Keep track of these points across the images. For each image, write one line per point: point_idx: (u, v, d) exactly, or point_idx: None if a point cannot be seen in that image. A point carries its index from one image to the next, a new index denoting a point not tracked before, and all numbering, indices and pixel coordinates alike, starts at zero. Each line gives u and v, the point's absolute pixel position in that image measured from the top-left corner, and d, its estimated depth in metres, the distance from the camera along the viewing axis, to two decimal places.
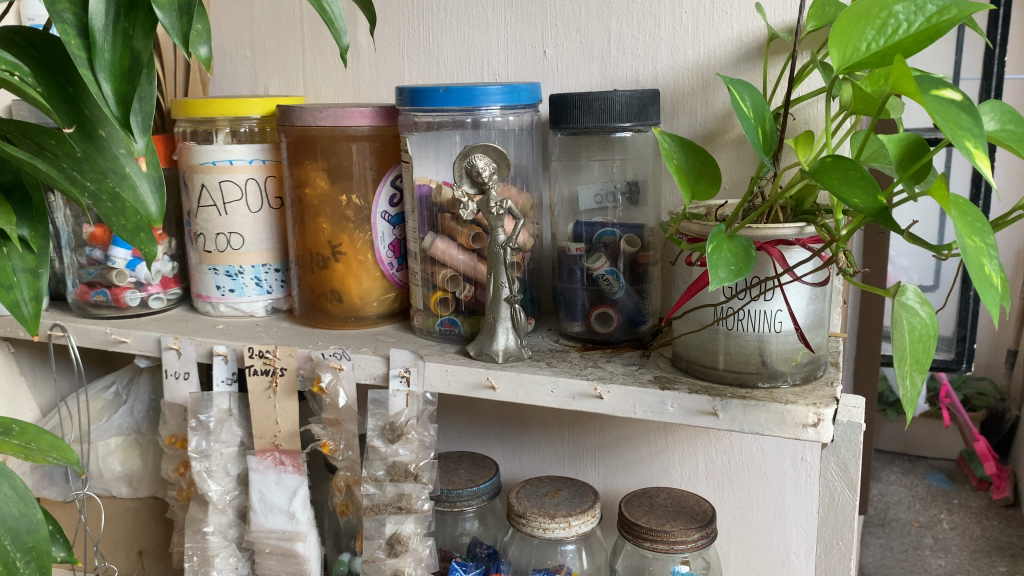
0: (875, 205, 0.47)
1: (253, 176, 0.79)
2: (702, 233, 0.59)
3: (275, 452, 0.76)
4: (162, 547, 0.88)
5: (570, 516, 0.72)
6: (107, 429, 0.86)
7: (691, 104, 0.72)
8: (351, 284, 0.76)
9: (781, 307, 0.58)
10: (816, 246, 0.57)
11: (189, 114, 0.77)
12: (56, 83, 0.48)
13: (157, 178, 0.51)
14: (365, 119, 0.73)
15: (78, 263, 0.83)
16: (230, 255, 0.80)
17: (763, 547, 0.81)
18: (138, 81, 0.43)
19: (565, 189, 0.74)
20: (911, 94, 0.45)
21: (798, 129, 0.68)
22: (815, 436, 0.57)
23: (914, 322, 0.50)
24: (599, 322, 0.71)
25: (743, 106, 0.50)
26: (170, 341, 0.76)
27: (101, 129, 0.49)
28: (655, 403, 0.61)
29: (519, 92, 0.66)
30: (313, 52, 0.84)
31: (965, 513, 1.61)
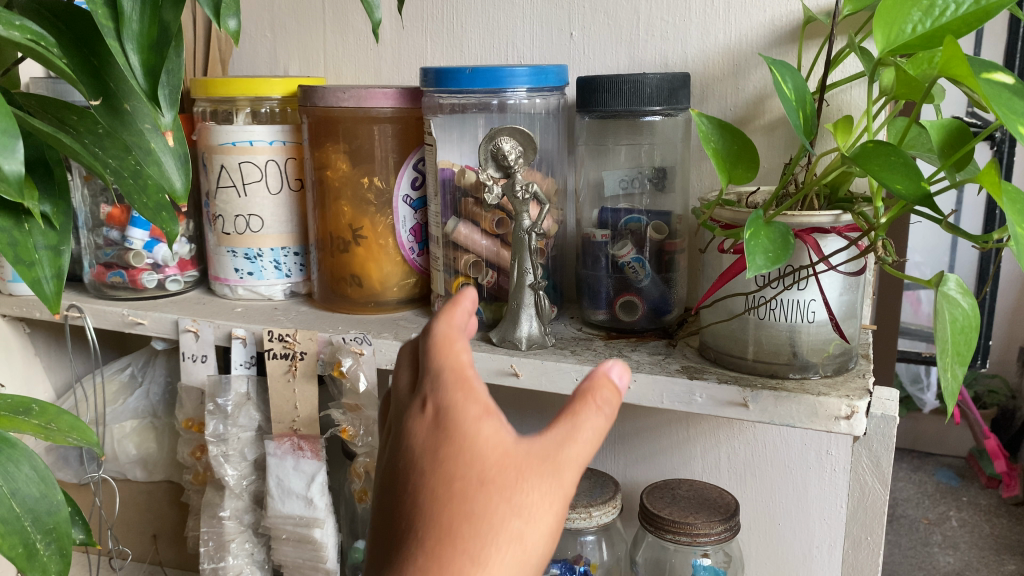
0: (918, 191, 0.45)
1: (273, 157, 0.78)
2: (735, 220, 0.57)
3: (294, 437, 0.75)
4: (176, 532, 0.88)
5: (591, 507, 0.71)
6: (123, 412, 0.86)
7: (720, 89, 0.70)
8: (371, 269, 0.75)
9: (814, 296, 0.56)
10: (852, 234, 0.55)
11: (209, 94, 0.75)
12: (81, 56, 0.47)
13: (183, 154, 0.50)
14: (388, 101, 0.71)
15: (95, 244, 0.82)
16: (249, 238, 0.79)
17: (785, 540, 0.79)
18: (166, 54, 0.43)
19: (591, 174, 0.72)
20: (961, 77, 0.44)
21: (831, 116, 0.66)
22: (848, 429, 0.55)
23: (956, 312, 0.48)
24: (624, 310, 0.69)
25: (784, 88, 0.49)
26: (188, 324, 0.75)
27: (126, 103, 0.48)
28: (683, 393, 0.60)
29: (546, 74, 0.65)
30: (334, 33, 0.83)
31: (975, 511, 1.59)
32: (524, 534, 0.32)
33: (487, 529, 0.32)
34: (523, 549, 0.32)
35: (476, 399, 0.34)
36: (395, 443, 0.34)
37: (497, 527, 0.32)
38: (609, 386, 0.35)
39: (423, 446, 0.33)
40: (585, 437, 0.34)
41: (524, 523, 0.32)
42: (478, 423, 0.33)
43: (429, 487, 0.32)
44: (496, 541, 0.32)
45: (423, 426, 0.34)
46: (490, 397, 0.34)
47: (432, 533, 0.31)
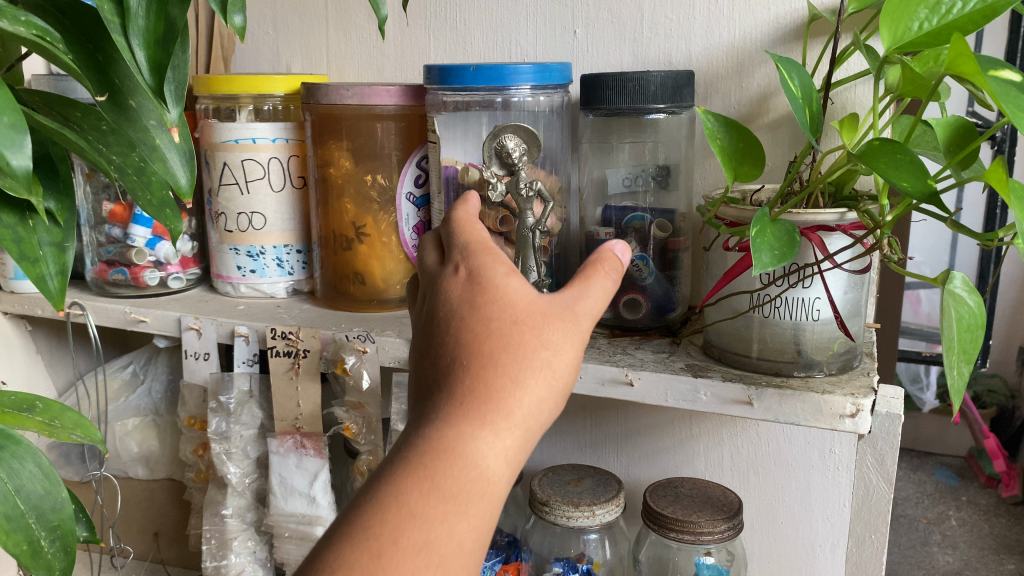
0: (925, 188, 0.45)
1: (276, 154, 0.78)
2: (740, 217, 0.57)
3: (296, 435, 0.75)
4: (178, 530, 0.88)
5: (595, 505, 0.71)
6: (125, 409, 0.85)
7: (724, 87, 0.70)
8: (374, 267, 0.75)
9: (819, 294, 0.56)
10: (857, 232, 0.55)
11: (212, 91, 0.75)
12: (86, 51, 0.46)
13: (187, 150, 0.50)
14: (392, 98, 0.71)
15: (97, 242, 0.82)
16: (251, 235, 0.79)
17: (788, 539, 0.79)
18: (172, 50, 0.43)
19: (595, 171, 0.72)
20: (968, 74, 0.44)
21: (836, 114, 0.66)
22: (853, 427, 0.55)
23: (962, 310, 0.48)
24: (628, 308, 0.69)
25: (791, 85, 0.49)
26: (191, 321, 0.75)
27: (131, 99, 0.48)
28: (687, 391, 0.60)
29: (550, 72, 0.65)
30: (337, 31, 0.83)
31: (974, 510, 1.59)
32: (550, 362, 0.41)
33: (521, 356, 0.41)
34: (551, 371, 0.41)
35: (502, 263, 0.44)
36: (434, 302, 0.44)
37: (532, 349, 0.41)
38: (613, 258, 0.47)
39: (463, 298, 0.43)
40: (596, 292, 0.45)
41: (550, 353, 0.41)
42: (507, 279, 0.43)
43: (472, 323, 0.42)
44: (532, 361, 0.41)
45: (459, 286, 0.44)
46: (509, 262, 0.45)
47: (479, 356, 0.41)
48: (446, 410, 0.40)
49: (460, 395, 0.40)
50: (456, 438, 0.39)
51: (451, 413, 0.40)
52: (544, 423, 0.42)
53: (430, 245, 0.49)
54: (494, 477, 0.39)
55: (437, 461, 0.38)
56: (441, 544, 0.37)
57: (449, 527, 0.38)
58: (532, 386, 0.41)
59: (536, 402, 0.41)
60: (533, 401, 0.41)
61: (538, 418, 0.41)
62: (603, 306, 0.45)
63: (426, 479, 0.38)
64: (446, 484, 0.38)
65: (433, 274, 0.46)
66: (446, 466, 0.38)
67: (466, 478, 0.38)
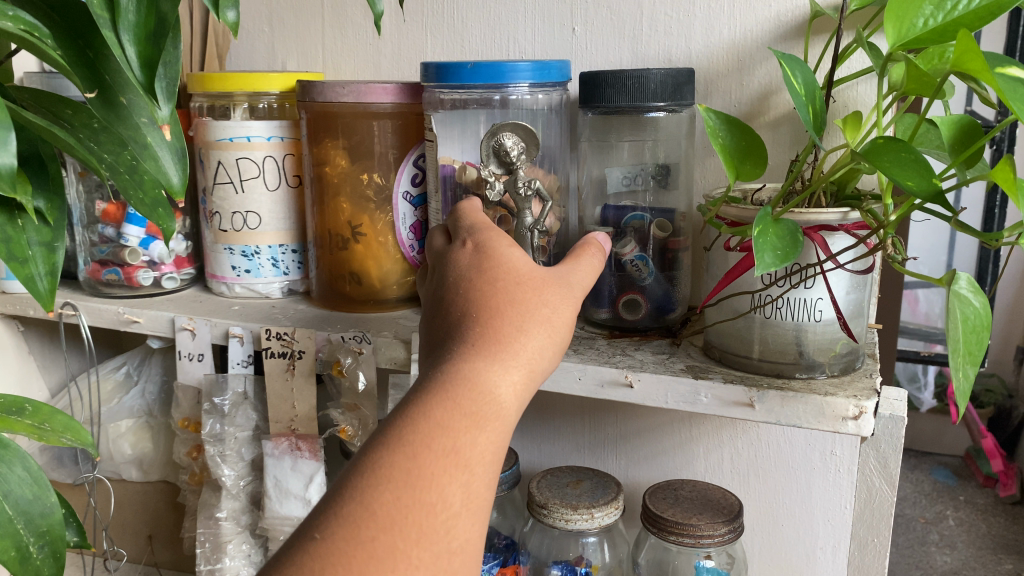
0: (931, 188, 0.45)
1: (271, 153, 0.76)
2: (741, 217, 0.56)
3: (292, 437, 0.74)
4: (172, 533, 0.87)
5: (594, 508, 0.70)
6: (118, 411, 0.84)
7: (725, 85, 0.69)
8: (370, 266, 0.74)
9: (822, 295, 0.55)
10: (860, 232, 0.54)
11: (207, 89, 0.75)
12: (76, 47, 0.45)
13: (179, 148, 0.49)
14: (388, 96, 0.70)
15: (90, 241, 0.80)
16: (246, 235, 0.78)
17: (789, 542, 0.79)
18: (163, 45, 0.42)
19: (594, 170, 0.72)
20: (975, 71, 0.43)
21: (838, 113, 0.65)
22: (855, 429, 0.55)
23: (967, 312, 0.48)
24: (627, 309, 0.69)
25: (794, 82, 0.48)
26: (185, 322, 0.74)
27: (123, 97, 0.46)
28: (688, 392, 0.59)
29: (549, 70, 0.64)
30: (333, 28, 0.82)
31: (972, 510, 1.59)
32: (550, 316, 0.46)
33: (525, 306, 0.45)
34: (552, 321, 0.46)
35: (504, 239, 0.50)
36: (444, 272, 0.50)
37: (535, 300, 0.46)
38: (596, 245, 0.54)
39: (471, 264, 0.48)
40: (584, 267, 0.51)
41: (550, 310, 0.46)
42: (510, 249, 0.49)
43: (480, 280, 0.47)
44: (536, 309, 0.46)
45: (467, 256, 0.49)
46: (511, 239, 0.51)
47: (489, 303, 0.45)
48: (462, 347, 0.44)
49: (474, 334, 0.44)
50: (473, 369, 0.42)
51: (467, 348, 0.44)
52: (547, 368, 0.45)
53: (438, 233, 0.56)
54: (507, 406, 0.42)
55: (457, 386, 0.42)
56: (465, 456, 0.40)
57: (470, 443, 0.40)
58: (535, 334, 0.45)
59: (541, 346, 0.45)
60: (537, 344, 0.45)
61: (541, 362, 0.45)
62: (591, 282, 0.51)
63: (448, 400, 0.41)
64: (466, 405, 0.41)
65: (442, 253, 0.52)
66: (466, 389, 0.42)
67: (482, 402, 0.42)
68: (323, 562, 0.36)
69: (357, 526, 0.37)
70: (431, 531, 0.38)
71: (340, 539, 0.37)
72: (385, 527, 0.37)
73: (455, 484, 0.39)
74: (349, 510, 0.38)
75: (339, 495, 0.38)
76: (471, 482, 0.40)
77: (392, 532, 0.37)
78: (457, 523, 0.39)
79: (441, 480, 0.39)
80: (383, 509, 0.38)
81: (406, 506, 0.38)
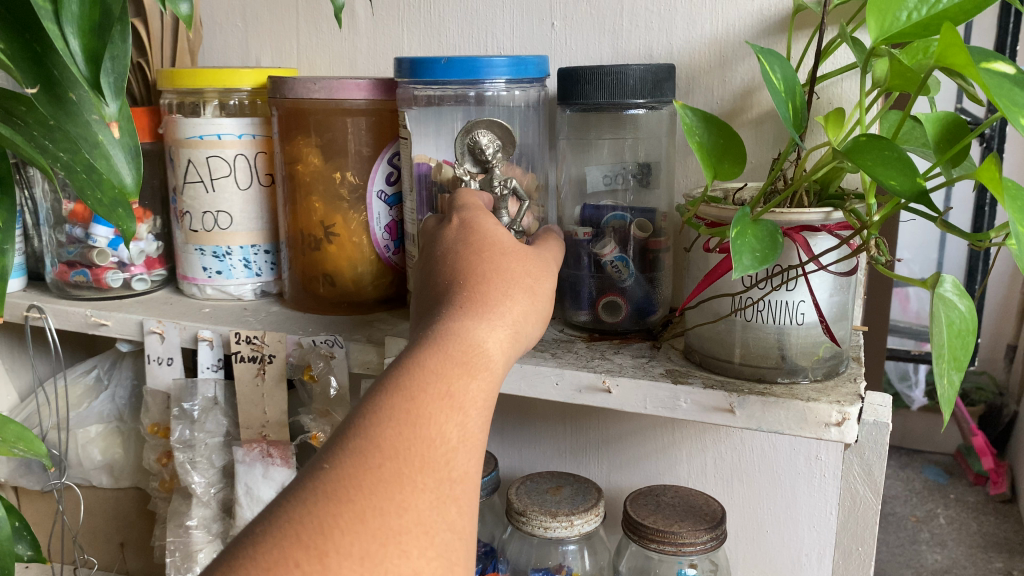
0: (914, 187, 0.43)
1: (242, 151, 0.74)
2: (721, 217, 0.55)
3: (263, 443, 0.72)
4: (143, 541, 0.85)
5: (573, 515, 0.68)
6: (87, 416, 0.82)
7: (707, 81, 0.68)
8: (344, 268, 0.72)
9: (803, 297, 0.54)
10: (844, 232, 0.53)
11: (175, 85, 0.72)
12: (20, 38, 0.43)
13: (132, 146, 0.47)
14: (361, 92, 0.68)
15: (57, 242, 0.78)
16: (217, 235, 0.76)
17: (774, 549, 0.77)
18: (109, 38, 0.40)
19: (573, 169, 0.70)
20: (960, 66, 0.41)
21: (822, 110, 0.64)
22: (838, 436, 0.53)
23: (952, 315, 0.46)
24: (607, 311, 0.67)
25: (772, 78, 0.46)
26: (153, 325, 0.71)
27: (71, 93, 0.44)
28: (667, 398, 0.57)
29: (525, 65, 0.62)
30: (307, 22, 0.80)
31: (962, 508, 1.58)
32: (530, 288, 0.48)
33: (507, 275, 0.48)
34: (531, 293, 0.48)
35: (489, 218, 0.53)
36: (430, 249, 0.52)
37: (517, 271, 0.48)
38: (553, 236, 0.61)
39: (457, 237, 0.51)
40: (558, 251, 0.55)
41: (529, 283, 0.49)
42: (494, 228, 0.52)
43: (467, 252, 0.49)
44: (519, 277, 0.48)
45: (454, 232, 0.52)
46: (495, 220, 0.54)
47: (476, 270, 0.48)
48: (452, 308, 0.45)
49: (463, 296, 0.46)
50: (463, 324, 0.44)
51: (457, 306, 0.45)
52: (527, 337, 0.47)
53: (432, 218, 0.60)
54: (496, 359, 0.43)
55: (448, 339, 0.42)
56: (461, 397, 0.40)
57: (464, 389, 0.41)
58: (518, 300, 0.47)
59: (524, 311, 0.47)
60: (519, 309, 0.47)
61: (523, 329, 0.46)
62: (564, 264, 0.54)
63: (442, 348, 0.42)
64: (459, 353, 0.42)
65: (431, 234, 0.54)
66: (458, 339, 0.43)
67: (472, 353, 0.42)
68: (332, 487, 0.35)
69: (362, 456, 0.36)
70: (433, 462, 0.37)
71: (349, 467, 0.36)
72: (390, 457, 0.37)
73: (451, 422, 0.39)
74: (355, 444, 0.37)
75: (343, 434, 0.38)
76: (466, 423, 0.40)
77: (397, 461, 0.36)
78: (455, 457, 0.38)
79: (439, 417, 0.39)
80: (387, 441, 0.37)
81: (408, 440, 0.37)
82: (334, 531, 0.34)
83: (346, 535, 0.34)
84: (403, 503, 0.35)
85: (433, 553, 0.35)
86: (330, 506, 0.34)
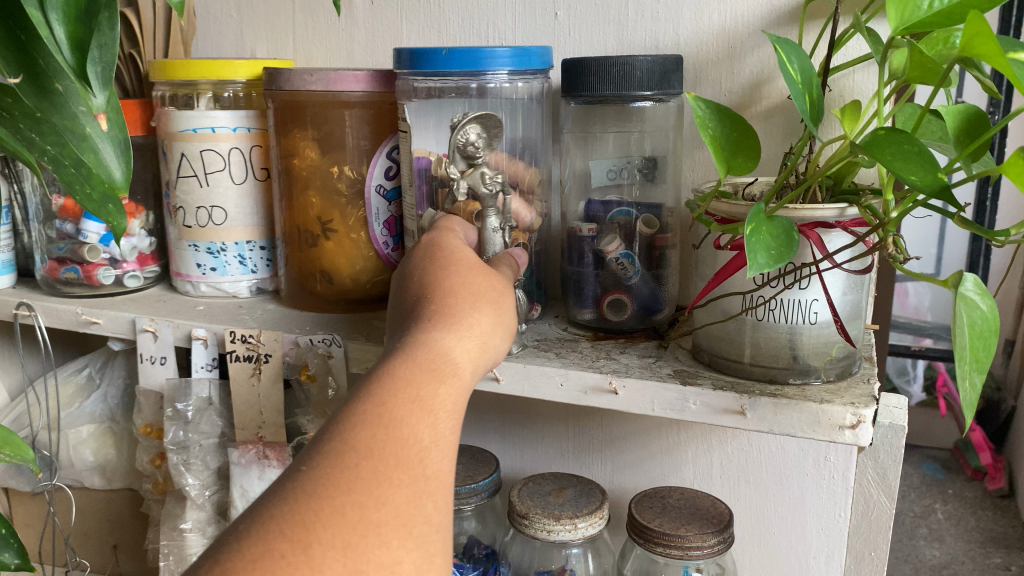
0: (935, 182, 0.41)
1: (237, 145, 0.72)
2: (732, 213, 0.53)
3: (259, 445, 0.70)
4: (137, 543, 0.83)
5: (577, 518, 0.67)
6: (79, 416, 0.80)
7: (716, 73, 0.66)
8: (341, 264, 0.70)
9: (817, 296, 0.52)
10: (859, 230, 0.51)
11: (168, 77, 0.70)
12: (5, 27, 0.41)
13: (122, 140, 0.44)
14: (360, 84, 0.66)
15: (47, 238, 0.76)
16: (211, 231, 0.74)
17: (781, 551, 0.76)
18: (96, 25, 0.38)
19: (577, 163, 0.68)
20: (987, 56, 0.39)
21: (834, 103, 0.62)
22: (853, 439, 0.51)
23: (974, 315, 0.44)
24: (612, 309, 0.65)
25: (789, 69, 0.44)
26: (146, 324, 0.69)
27: (57, 83, 0.43)
28: (675, 399, 0.56)
29: (529, 56, 0.60)
30: (303, 12, 0.78)
31: (960, 503, 1.57)
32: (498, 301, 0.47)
33: (472, 286, 0.46)
34: (500, 305, 0.46)
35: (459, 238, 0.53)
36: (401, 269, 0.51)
37: (483, 283, 0.47)
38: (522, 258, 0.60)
39: (427, 253, 0.50)
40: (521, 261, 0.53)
41: (497, 295, 0.47)
42: (461, 246, 0.51)
43: (434, 266, 0.48)
44: (487, 286, 0.47)
45: (423, 250, 0.51)
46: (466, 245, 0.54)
47: (443, 283, 0.46)
48: (421, 315, 0.44)
49: (432, 306, 0.44)
50: (432, 328, 0.42)
51: (427, 316, 0.43)
52: (498, 346, 0.45)
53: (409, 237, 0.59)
54: (466, 366, 0.42)
55: (417, 346, 0.41)
56: (431, 399, 0.39)
57: (435, 390, 0.39)
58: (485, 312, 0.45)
59: (491, 325, 0.45)
60: (489, 319, 0.45)
61: (494, 338, 0.45)
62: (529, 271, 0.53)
63: (410, 356, 0.40)
64: (426, 359, 0.40)
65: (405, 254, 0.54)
66: (428, 344, 0.41)
67: (442, 358, 0.41)
68: (310, 485, 0.34)
69: (337, 456, 0.35)
70: (408, 459, 0.36)
71: (327, 465, 0.34)
72: (366, 455, 0.35)
73: (424, 423, 0.38)
74: (330, 446, 0.35)
75: (318, 436, 0.36)
76: (437, 424, 0.38)
77: (373, 458, 0.35)
78: (429, 455, 0.37)
79: (412, 417, 0.37)
80: (362, 441, 0.36)
81: (382, 439, 0.36)
82: (317, 525, 0.32)
83: (328, 528, 0.32)
84: (381, 498, 0.34)
85: (412, 544, 0.34)
86: (309, 503, 0.33)
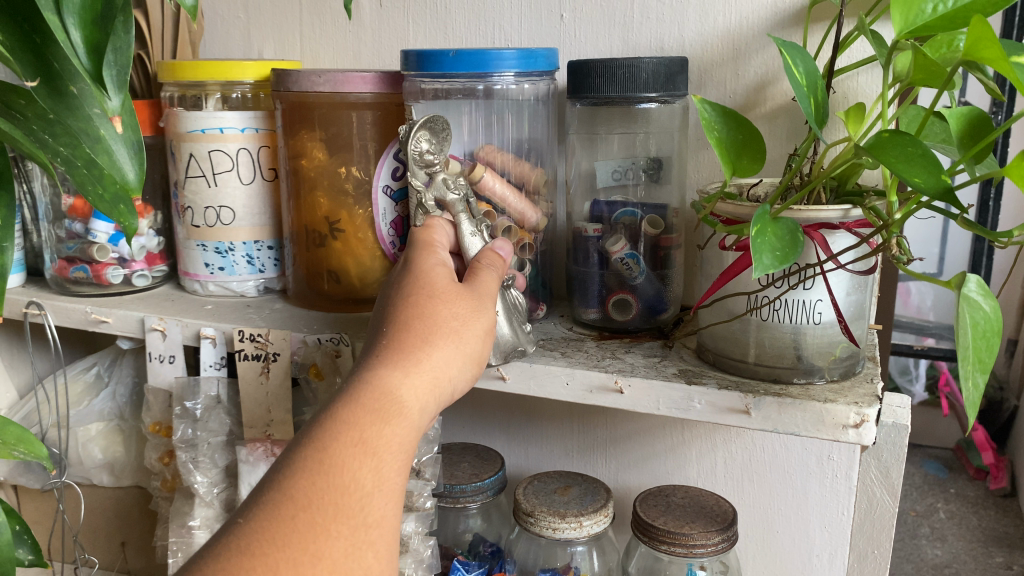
0: (939, 184, 0.41)
1: (245, 145, 0.73)
2: (737, 214, 0.54)
3: (267, 443, 0.71)
4: (145, 540, 0.84)
5: (582, 516, 0.67)
6: (88, 414, 0.81)
7: (720, 75, 0.66)
8: (349, 263, 0.71)
9: (821, 296, 0.53)
10: (863, 231, 0.51)
11: (177, 78, 0.71)
12: (20, 30, 0.42)
13: (135, 142, 0.45)
14: (367, 85, 0.67)
15: (56, 237, 0.77)
16: (219, 231, 0.74)
17: (785, 550, 0.76)
18: (111, 28, 0.38)
19: (583, 164, 0.69)
20: (991, 59, 0.40)
21: (838, 104, 0.62)
22: (856, 438, 0.52)
23: (977, 316, 0.45)
24: (617, 309, 0.66)
25: (794, 72, 0.45)
26: (155, 322, 0.70)
27: (72, 85, 0.43)
28: (681, 399, 0.56)
29: (536, 58, 0.60)
30: (310, 14, 0.78)
31: (963, 502, 1.57)
32: (457, 329, 0.48)
33: (431, 318, 0.48)
34: (460, 333, 0.48)
35: (433, 256, 0.54)
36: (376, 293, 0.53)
37: (444, 313, 0.49)
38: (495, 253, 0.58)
39: (396, 280, 0.52)
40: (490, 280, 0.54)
41: (458, 324, 0.49)
42: (432, 267, 0.52)
43: (399, 295, 0.50)
44: (447, 317, 0.49)
45: (394, 276, 0.53)
46: (445, 257, 0.55)
47: (402, 318, 0.48)
48: (377, 354, 0.46)
49: (388, 343, 0.46)
50: (384, 370, 0.45)
51: (381, 357, 0.46)
52: (454, 377, 0.47)
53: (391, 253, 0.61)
54: (414, 404, 0.44)
55: (365, 389, 0.44)
56: (375, 442, 0.42)
57: (379, 434, 0.42)
58: (442, 346, 0.47)
59: (446, 360, 0.47)
60: (444, 353, 0.47)
61: (448, 371, 0.47)
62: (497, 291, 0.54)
63: (356, 400, 0.43)
64: (373, 403, 0.43)
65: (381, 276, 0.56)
66: (376, 387, 0.44)
67: (389, 400, 0.43)
68: (248, 538, 0.37)
69: (275, 509, 0.38)
70: (347, 509, 0.39)
71: (266, 519, 0.38)
72: (304, 506, 0.38)
73: (365, 468, 0.41)
74: (271, 497, 0.39)
75: (262, 487, 0.40)
76: (380, 467, 0.41)
77: (309, 510, 0.38)
78: (371, 501, 0.40)
79: (353, 464, 0.40)
80: (300, 492, 0.39)
81: (320, 490, 0.39)
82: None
83: None
84: (317, 553, 0.37)
85: None
86: (245, 558, 0.36)
